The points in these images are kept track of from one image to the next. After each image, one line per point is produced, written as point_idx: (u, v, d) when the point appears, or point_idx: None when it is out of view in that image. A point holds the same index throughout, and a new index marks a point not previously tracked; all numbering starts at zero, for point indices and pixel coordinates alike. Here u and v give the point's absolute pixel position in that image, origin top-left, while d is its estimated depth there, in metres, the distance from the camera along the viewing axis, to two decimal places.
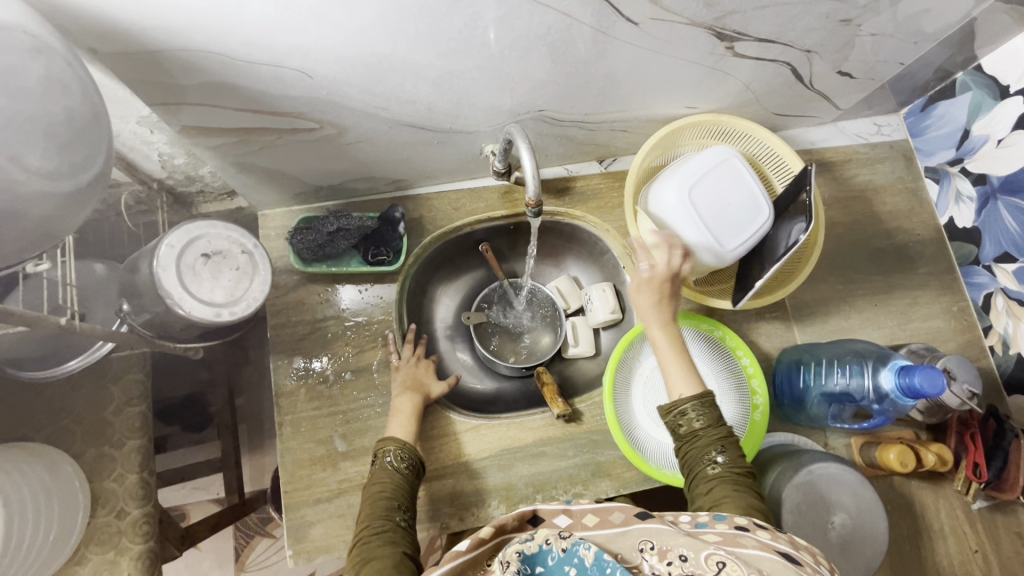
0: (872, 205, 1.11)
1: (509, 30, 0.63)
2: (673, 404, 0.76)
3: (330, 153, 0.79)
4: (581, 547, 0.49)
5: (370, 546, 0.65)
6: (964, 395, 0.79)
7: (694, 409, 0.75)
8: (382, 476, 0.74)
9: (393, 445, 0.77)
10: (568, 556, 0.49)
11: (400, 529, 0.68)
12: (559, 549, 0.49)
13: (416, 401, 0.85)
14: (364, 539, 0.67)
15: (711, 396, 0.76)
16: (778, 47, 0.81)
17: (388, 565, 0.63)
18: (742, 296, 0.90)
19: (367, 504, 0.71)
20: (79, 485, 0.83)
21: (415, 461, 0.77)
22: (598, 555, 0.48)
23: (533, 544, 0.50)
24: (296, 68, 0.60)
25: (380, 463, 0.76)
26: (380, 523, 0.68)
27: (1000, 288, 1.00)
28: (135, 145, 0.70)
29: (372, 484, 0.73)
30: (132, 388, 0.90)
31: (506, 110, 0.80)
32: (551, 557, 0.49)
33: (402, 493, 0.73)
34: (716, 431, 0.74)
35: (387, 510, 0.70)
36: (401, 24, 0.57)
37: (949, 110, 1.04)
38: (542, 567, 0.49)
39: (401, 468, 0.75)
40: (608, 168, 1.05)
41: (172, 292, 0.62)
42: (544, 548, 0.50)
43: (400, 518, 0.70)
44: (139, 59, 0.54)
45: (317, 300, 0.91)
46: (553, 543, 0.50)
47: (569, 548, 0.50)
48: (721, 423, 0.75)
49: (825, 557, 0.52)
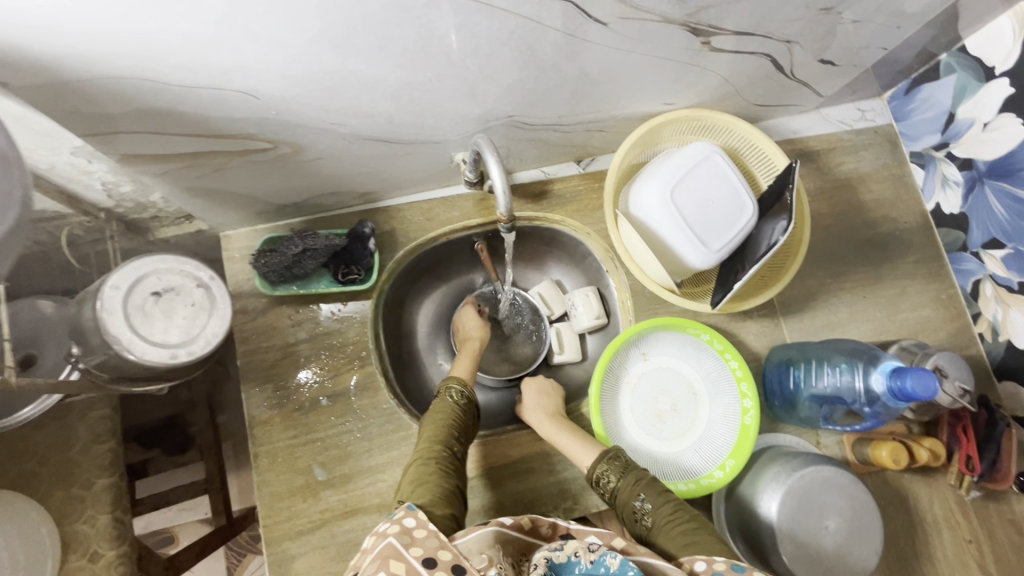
0: (857, 193, 1.09)
1: (470, 37, 0.59)
2: (590, 473, 0.75)
3: (289, 172, 0.75)
4: (608, 557, 0.50)
5: (423, 467, 0.67)
6: (956, 393, 0.77)
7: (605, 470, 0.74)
8: (445, 407, 0.77)
9: (457, 382, 0.82)
10: (596, 566, 0.50)
11: (455, 458, 0.70)
12: (588, 561, 0.50)
13: (474, 344, 0.94)
14: (421, 459, 0.68)
15: (612, 448, 0.76)
16: (756, 39, 0.77)
17: (438, 492, 0.63)
18: (720, 298, 0.85)
19: (429, 425, 0.74)
20: (46, 532, 0.79)
21: (472, 405, 0.81)
22: (623, 563, 0.50)
23: (562, 554, 0.51)
24: (238, 88, 0.55)
25: (443, 397, 0.80)
26: (437, 447, 0.70)
27: (988, 275, 0.98)
28: (74, 176, 0.65)
29: (436, 412, 0.76)
30: (98, 424, 0.85)
31: (474, 118, 0.76)
32: (579, 568, 0.50)
33: (461, 425, 0.75)
34: (632, 479, 0.72)
35: (445, 437, 0.72)
36: (349, 38, 0.52)
37: (934, 93, 1.01)
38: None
39: (460, 403, 0.79)
40: (586, 169, 1.01)
41: (120, 337, 0.59)
42: (573, 559, 0.51)
43: (457, 451, 0.72)
44: (58, 89, 0.50)
45: (287, 323, 0.87)
46: (583, 555, 0.51)
47: (597, 559, 0.50)
48: (633, 470, 0.73)
49: None
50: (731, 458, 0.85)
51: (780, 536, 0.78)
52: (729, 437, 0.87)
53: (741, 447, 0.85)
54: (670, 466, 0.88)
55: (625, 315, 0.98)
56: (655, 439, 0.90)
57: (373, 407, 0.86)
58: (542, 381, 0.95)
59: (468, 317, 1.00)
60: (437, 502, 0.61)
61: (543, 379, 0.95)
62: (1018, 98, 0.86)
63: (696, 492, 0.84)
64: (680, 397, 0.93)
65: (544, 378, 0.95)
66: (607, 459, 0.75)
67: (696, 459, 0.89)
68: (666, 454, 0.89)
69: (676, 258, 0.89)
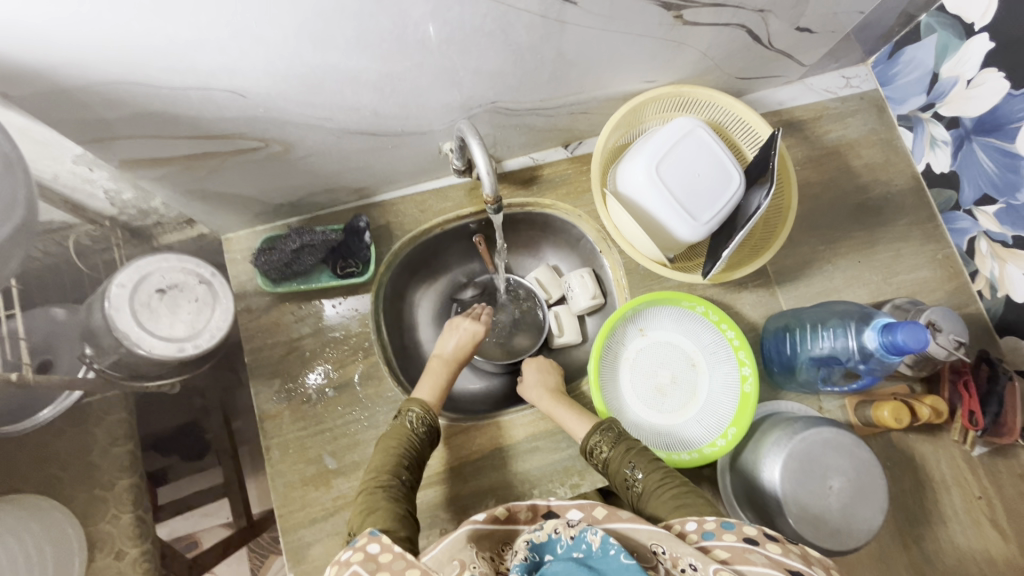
0: (847, 160, 1.09)
1: (445, 24, 0.61)
2: (585, 444, 0.78)
3: (282, 171, 0.78)
4: (588, 533, 0.51)
5: (372, 496, 0.67)
6: (951, 346, 0.78)
7: (598, 442, 0.77)
8: (400, 432, 0.77)
9: (418, 406, 0.81)
10: (576, 542, 0.51)
11: (403, 487, 0.70)
12: (567, 537, 0.52)
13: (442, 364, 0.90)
14: (369, 489, 0.69)
15: (605, 420, 0.79)
16: (729, 10, 0.78)
17: (389, 515, 0.64)
18: (711, 268, 0.86)
19: (380, 455, 0.75)
20: (72, 532, 0.82)
21: (433, 430, 0.80)
22: (604, 539, 0.50)
23: (542, 533, 0.54)
24: (226, 87, 0.58)
25: (403, 420, 0.79)
26: (385, 477, 0.70)
27: (982, 232, 0.98)
28: (77, 185, 0.69)
29: (388, 439, 0.77)
30: (116, 428, 0.89)
31: (457, 106, 0.78)
32: (560, 545, 0.52)
33: (413, 456, 0.75)
34: (623, 448, 0.74)
35: (395, 465, 0.73)
36: (326, 31, 0.55)
37: (916, 54, 1.01)
38: (551, 554, 0.52)
39: (420, 431, 0.79)
40: (574, 153, 1.02)
41: (130, 332, 0.63)
42: (553, 536, 0.53)
43: (407, 478, 0.72)
44: (56, 97, 0.52)
45: (291, 319, 0.90)
46: (562, 531, 0.53)
47: (577, 535, 0.52)
48: (623, 440, 0.75)
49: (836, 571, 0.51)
50: (733, 425, 0.86)
51: (784, 498, 0.79)
52: (730, 406, 0.88)
53: (743, 414, 0.86)
54: (673, 437, 0.90)
55: (621, 293, 1.00)
56: (658, 413, 0.92)
57: (378, 396, 0.88)
58: (536, 361, 0.98)
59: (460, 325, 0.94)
60: (392, 526, 0.62)
61: (535, 359, 0.98)
62: (998, 52, 0.87)
63: (700, 461, 0.85)
64: (681, 370, 0.94)
65: (535, 359, 0.98)
66: (600, 429, 0.78)
67: (699, 429, 0.90)
68: (669, 426, 0.91)
69: (665, 232, 0.90)
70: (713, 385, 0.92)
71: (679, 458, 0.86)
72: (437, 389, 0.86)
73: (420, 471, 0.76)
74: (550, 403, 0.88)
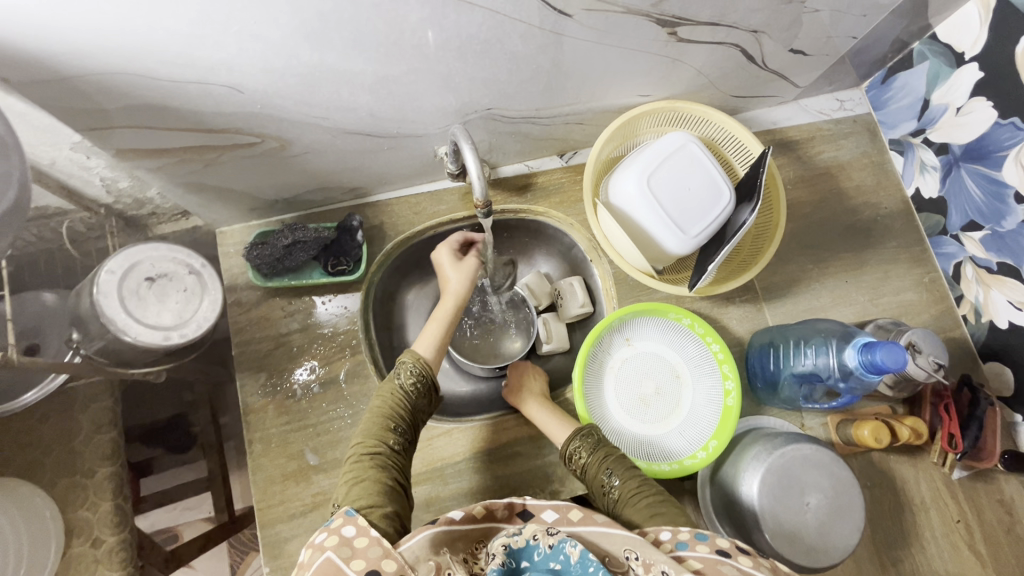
0: (838, 181, 1.11)
1: (442, 30, 0.62)
2: (560, 449, 0.78)
3: (278, 166, 0.79)
4: (567, 545, 0.50)
5: (359, 466, 0.68)
6: (930, 367, 0.79)
7: (577, 446, 0.76)
8: (388, 390, 0.76)
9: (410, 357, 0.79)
10: (554, 552, 0.50)
11: (391, 452, 0.71)
12: (545, 545, 0.51)
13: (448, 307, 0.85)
14: (357, 456, 0.69)
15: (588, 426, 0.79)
16: (724, 29, 0.80)
17: (375, 490, 0.64)
18: (697, 279, 0.88)
19: (368, 417, 0.74)
20: (50, 516, 0.83)
21: (427, 382, 0.78)
22: (584, 554, 0.50)
23: (521, 539, 0.52)
24: (223, 82, 0.59)
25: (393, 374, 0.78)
26: (372, 444, 0.70)
27: (968, 257, 0.99)
28: (74, 172, 0.70)
29: (377, 398, 0.76)
30: (101, 415, 0.88)
31: (453, 111, 0.79)
32: (538, 552, 0.51)
33: (403, 415, 0.74)
34: (599, 455, 0.74)
35: (382, 429, 0.72)
36: (323, 31, 0.56)
37: (908, 80, 1.03)
38: (527, 562, 0.50)
39: (409, 384, 0.77)
40: (568, 162, 1.04)
41: (116, 318, 0.63)
42: (531, 543, 0.51)
43: (394, 442, 0.72)
44: (56, 85, 0.54)
45: (281, 314, 0.91)
46: (541, 538, 0.51)
47: (555, 545, 0.51)
48: (602, 446, 0.76)
49: None
50: (714, 438, 0.86)
51: (761, 512, 0.80)
52: (712, 419, 0.89)
53: (723, 428, 0.87)
54: (654, 448, 0.90)
55: (610, 302, 1.01)
56: (639, 422, 0.92)
57: (363, 394, 0.89)
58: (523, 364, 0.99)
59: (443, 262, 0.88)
60: (378, 501, 0.63)
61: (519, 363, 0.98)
62: (987, 82, 0.88)
63: (679, 472, 0.85)
64: (664, 381, 0.95)
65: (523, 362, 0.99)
66: (576, 436, 0.78)
67: (680, 441, 0.91)
68: (650, 436, 0.91)
69: (654, 244, 0.91)
70: (696, 398, 0.93)
71: (658, 469, 0.86)
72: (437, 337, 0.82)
73: (414, 429, 0.76)
74: (529, 406, 0.88)
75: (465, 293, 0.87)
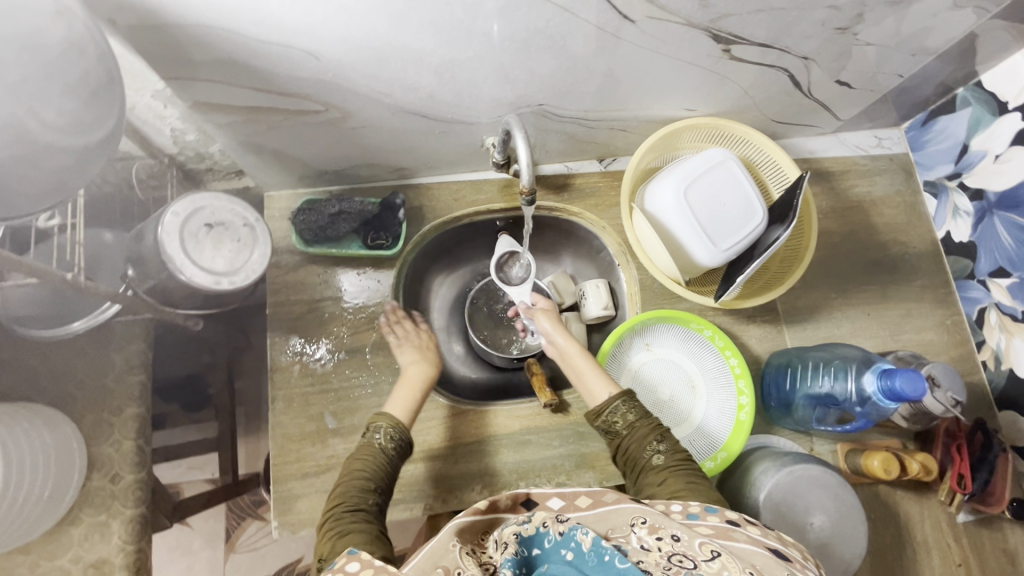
0: (869, 216, 1.12)
1: (511, 21, 0.65)
2: (602, 405, 0.77)
3: (335, 136, 0.83)
4: (578, 532, 0.51)
5: (341, 522, 0.65)
6: (948, 402, 0.81)
7: (623, 406, 0.76)
8: (366, 452, 0.75)
9: (385, 422, 0.78)
10: (566, 539, 0.51)
11: (373, 510, 0.69)
12: (556, 532, 0.52)
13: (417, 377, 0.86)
14: (337, 514, 0.67)
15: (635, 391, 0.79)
16: (775, 52, 0.83)
17: (363, 540, 0.62)
18: (724, 290, 0.89)
19: (343, 482, 0.72)
20: (77, 448, 0.82)
21: (404, 443, 0.78)
22: (596, 542, 0.50)
23: (531, 527, 0.53)
24: (304, 47, 0.63)
25: (370, 440, 0.76)
26: (355, 503, 0.68)
27: (993, 303, 1.00)
28: (150, 119, 0.76)
29: (353, 461, 0.74)
30: (134, 357, 0.90)
31: (507, 102, 0.82)
32: (548, 540, 0.52)
33: (382, 475, 0.73)
34: (650, 422, 0.75)
35: (362, 490, 0.70)
36: (404, 10, 0.60)
37: (949, 125, 1.05)
38: (539, 549, 0.52)
39: (387, 448, 0.76)
40: (607, 167, 1.07)
41: (175, 257, 0.70)
42: (541, 530, 0.53)
43: (375, 502, 0.70)
44: (156, 32, 0.57)
45: (316, 280, 0.94)
46: (550, 526, 0.53)
47: (566, 532, 0.52)
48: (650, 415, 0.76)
49: (810, 556, 0.53)
50: (724, 450, 0.89)
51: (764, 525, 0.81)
52: (723, 431, 0.91)
53: (734, 440, 0.89)
54: None
55: (633, 306, 1.03)
56: None
57: (386, 366, 0.92)
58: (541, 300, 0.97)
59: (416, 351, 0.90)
60: (366, 548, 0.61)
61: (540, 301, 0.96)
62: None
63: None
64: (680, 389, 0.96)
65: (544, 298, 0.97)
66: (625, 398, 0.77)
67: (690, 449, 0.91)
68: None
69: (685, 253, 0.93)
70: (709, 408, 0.94)
71: None
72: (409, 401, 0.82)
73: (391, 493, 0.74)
74: (572, 355, 0.86)
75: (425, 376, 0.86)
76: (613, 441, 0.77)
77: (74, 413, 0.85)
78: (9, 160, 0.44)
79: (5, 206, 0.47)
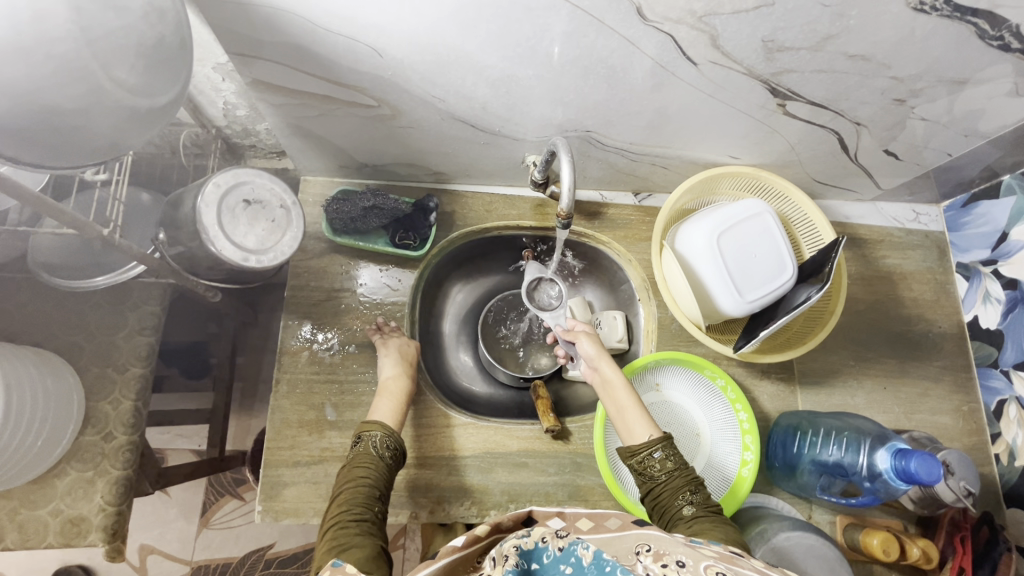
0: (898, 288, 1.10)
1: (575, 47, 0.66)
2: (640, 446, 0.73)
3: (381, 132, 0.83)
4: (579, 547, 0.49)
5: (345, 532, 0.63)
6: (959, 491, 0.80)
7: (662, 451, 0.73)
8: (367, 461, 0.73)
9: (379, 429, 0.77)
10: (565, 554, 0.49)
11: (377, 522, 0.67)
12: (555, 548, 0.50)
13: (396, 387, 0.84)
14: (342, 522, 0.64)
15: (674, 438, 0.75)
16: (829, 114, 0.83)
17: (365, 554, 0.59)
18: (744, 343, 0.88)
19: (346, 489, 0.69)
20: (76, 400, 0.82)
21: (399, 451, 0.77)
22: (596, 555, 0.48)
23: (530, 540, 0.51)
24: (370, 44, 0.64)
25: (365, 446, 0.75)
26: (360, 511, 0.66)
27: (1014, 397, 0.98)
28: (206, 89, 0.79)
29: (356, 468, 0.72)
30: (146, 318, 0.89)
31: (556, 124, 0.82)
32: (547, 555, 0.50)
33: (382, 482, 0.72)
34: (687, 472, 0.72)
35: (368, 499, 0.69)
36: (474, 21, 0.60)
37: (990, 210, 1.03)
38: (537, 564, 0.49)
39: (384, 456, 0.75)
40: (641, 202, 1.07)
41: (210, 229, 0.71)
42: (540, 545, 0.50)
43: (378, 510, 0.69)
44: (230, 8, 0.58)
45: (338, 271, 0.94)
46: (549, 541, 0.50)
47: (566, 548, 0.49)
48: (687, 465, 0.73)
49: None
50: (720, 503, 0.87)
51: None
52: (724, 484, 0.89)
53: (734, 496, 0.87)
54: None
55: (648, 343, 1.02)
56: None
57: None
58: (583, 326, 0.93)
59: (388, 357, 0.87)
60: (367, 566, 0.57)
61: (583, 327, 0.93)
62: None
63: None
64: (685, 436, 0.94)
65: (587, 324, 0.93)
66: (666, 444, 0.73)
67: None
68: None
69: (710, 300, 0.92)
70: (711, 458, 0.92)
71: None
72: (394, 406, 0.81)
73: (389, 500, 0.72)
74: (614, 386, 0.82)
75: (402, 388, 0.84)
76: (643, 484, 0.73)
77: (79, 364, 0.85)
78: (73, 111, 0.45)
79: (59, 154, 0.47)
